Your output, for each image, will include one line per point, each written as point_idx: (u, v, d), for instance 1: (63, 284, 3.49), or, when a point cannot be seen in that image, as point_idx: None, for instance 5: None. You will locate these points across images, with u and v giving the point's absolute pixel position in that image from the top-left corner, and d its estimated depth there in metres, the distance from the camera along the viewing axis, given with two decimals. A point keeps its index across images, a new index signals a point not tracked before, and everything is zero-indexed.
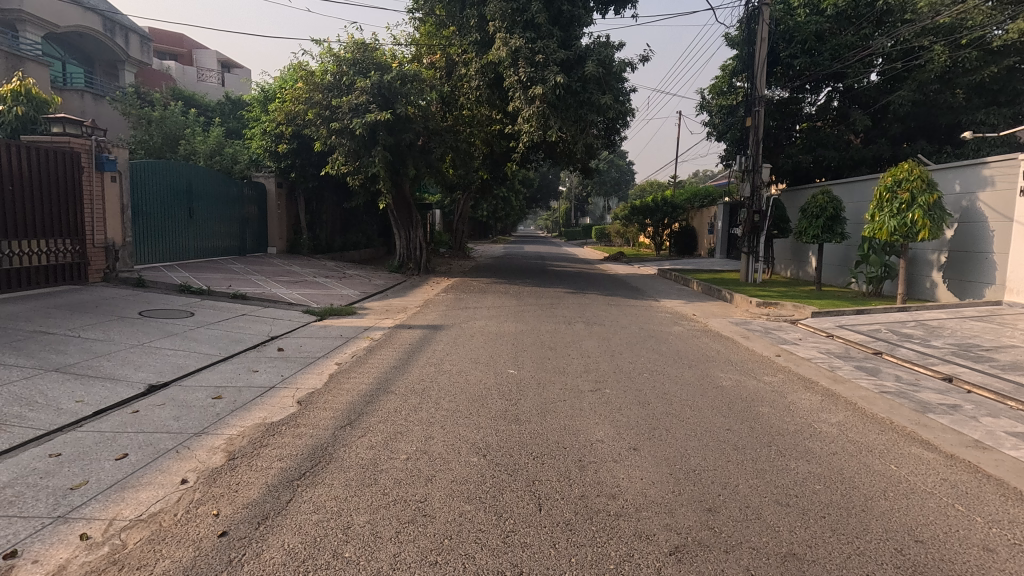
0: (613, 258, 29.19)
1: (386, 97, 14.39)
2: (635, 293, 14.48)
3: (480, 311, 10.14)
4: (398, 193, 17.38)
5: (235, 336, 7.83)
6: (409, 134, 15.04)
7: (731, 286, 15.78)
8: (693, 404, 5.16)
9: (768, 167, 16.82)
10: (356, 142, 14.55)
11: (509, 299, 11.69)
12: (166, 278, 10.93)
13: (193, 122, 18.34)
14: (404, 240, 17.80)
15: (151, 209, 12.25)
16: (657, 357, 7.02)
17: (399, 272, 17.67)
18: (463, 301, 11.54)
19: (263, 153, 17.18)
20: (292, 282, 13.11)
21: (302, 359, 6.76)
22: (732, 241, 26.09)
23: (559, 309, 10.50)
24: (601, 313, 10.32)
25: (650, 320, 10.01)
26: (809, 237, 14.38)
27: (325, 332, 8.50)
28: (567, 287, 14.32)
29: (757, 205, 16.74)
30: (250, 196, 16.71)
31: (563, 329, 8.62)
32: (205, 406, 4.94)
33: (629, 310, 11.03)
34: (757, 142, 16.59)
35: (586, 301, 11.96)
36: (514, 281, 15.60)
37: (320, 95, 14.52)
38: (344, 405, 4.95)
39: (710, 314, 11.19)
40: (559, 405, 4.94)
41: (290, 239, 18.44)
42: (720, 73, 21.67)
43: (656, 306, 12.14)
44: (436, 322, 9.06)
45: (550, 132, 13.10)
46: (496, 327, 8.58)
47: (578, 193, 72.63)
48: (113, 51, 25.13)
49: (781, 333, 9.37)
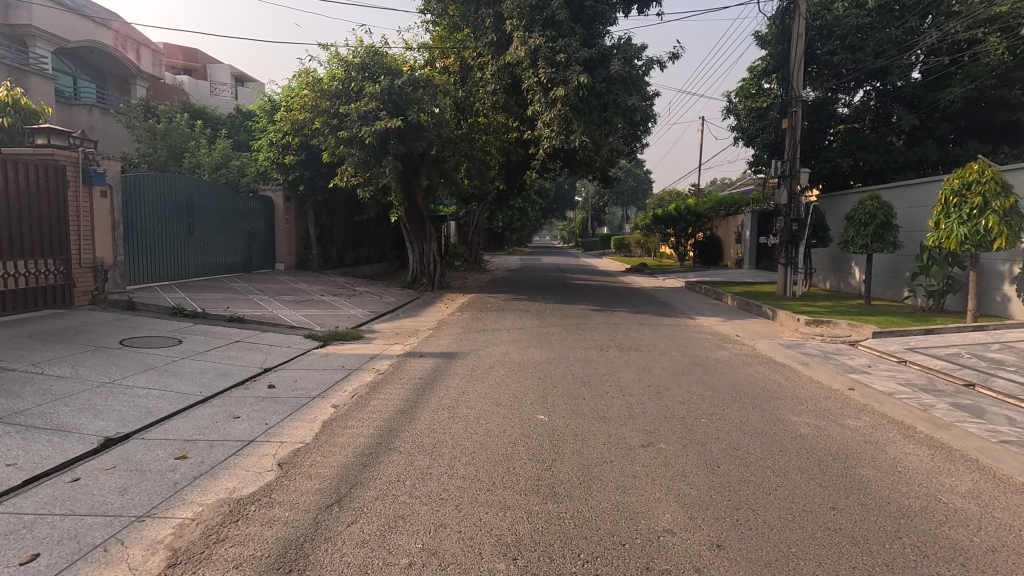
0: (635, 269, 28.02)
1: (397, 104, 13.55)
2: (665, 309, 13.39)
3: (499, 335, 9.13)
4: (410, 204, 16.51)
5: (224, 369, 6.91)
6: (421, 142, 14.15)
7: (769, 301, 14.55)
8: (776, 466, 4.05)
9: (806, 172, 15.61)
10: (366, 151, 13.72)
11: (532, 319, 10.67)
12: (159, 300, 10.13)
13: (199, 134, 17.73)
14: (417, 254, 16.89)
15: (147, 225, 11.48)
16: (711, 393, 5.94)
17: (412, 288, 16.76)
18: (480, 321, 10.55)
19: (270, 165, 16.48)
20: (297, 301, 12.23)
21: (293, 400, 5.78)
22: (762, 251, 24.78)
23: (587, 331, 9.45)
24: (634, 335, 9.26)
25: (691, 343, 8.90)
26: (857, 247, 13.15)
27: (327, 362, 7.55)
28: (592, 304, 13.24)
29: (795, 213, 15.52)
30: (257, 210, 15.97)
31: (595, 356, 7.58)
32: (162, 472, 3.95)
33: (665, 331, 9.93)
34: (794, 144, 15.40)
35: (615, 320, 10.88)
36: (534, 297, 14.55)
37: (328, 103, 13.75)
38: (334, 470, 3.94)
39: (755, 335, 10.04)
40: (605, 471, 3.86)
41: (299, 255, 17.67)
42: (747, 75, 20.54)
43: (692, 325, 11.03)
44: (451, 349, 8.06)
45: (574, 137, 12.12)
46: (520, 355, 7.57)
47: (595, 203, 71.43)
48: (125, 66, 24.85)
49: (844, 359, 8.21)
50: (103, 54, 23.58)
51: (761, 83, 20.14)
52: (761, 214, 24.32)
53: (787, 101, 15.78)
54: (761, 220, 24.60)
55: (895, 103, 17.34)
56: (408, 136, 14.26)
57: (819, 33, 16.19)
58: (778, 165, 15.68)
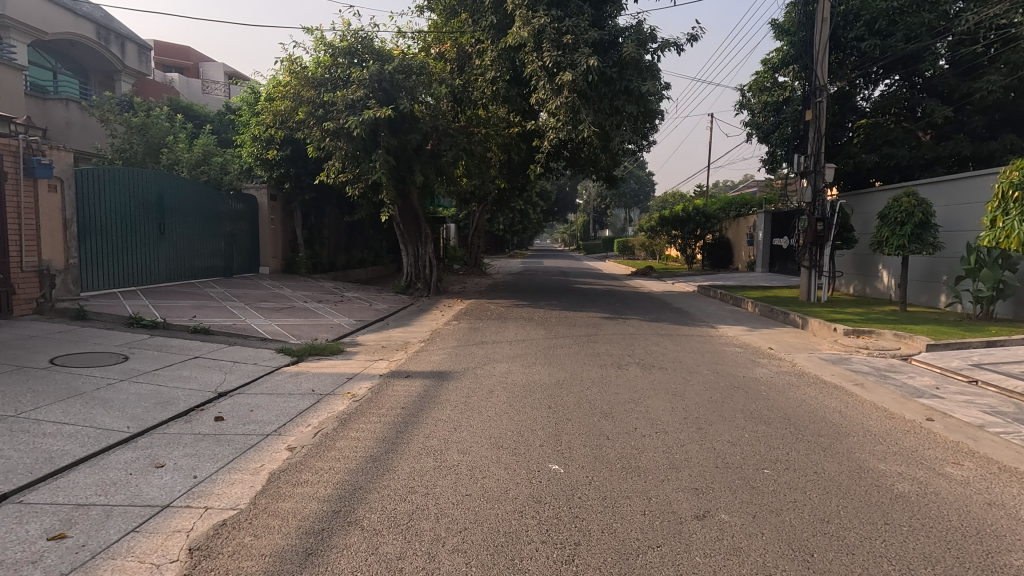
0: (641, 273, 26.82)
1: (388, 93, 12.40)
2: (682, 317, 12.22)
3: (500, 349, 7.96)
4: (405, 204, 15.35)
5: (168, 394, 5.71)
6: (414, 135, 13.00)
7: (794, 307, 13.33)
8: (891, 554, 2.86)
9: (832, 168, 14.45)
10: (355, 144, 12.55)
11: (536, 330, 9.50)
12: (115, 309, 8.96)
13: (180, 130, 16.60)
14: (412, 257, 15.74)
15: (107, 224, 10.32)
16: (766, 430, 4.74)
17: (406, 293, 15.60)
18: (478, 333, 9.38)
19: (254, 161, 15.36)
20: (276, 309, 11.04)
21: (242, 438, 4.59)
22: (775, 253, 23.61)
23: (600, 344, 8.27)
24: (654, 350, 8.09)
25: (721, 359, 7.73)
26: (892, 248, 11.98)
27: (296, 383, 6.36)
28: (602, 311, 12.06)
29: (821, 212, 14.38)
30: (240, 210, 14.83)
31: (613, 377, 6.41)
32: (21, 563, 2.77)
33: (688, 345, 8.75)
34: (819, 138, 14.26)
35: (630, 330, 9.72)
36: (537, 304, 13.38)
37: (313, 92, 12.61)
38: (264, 562, 2.76)
39: (791, 348, 8.86)
40: (653, 568, 2.68)
41: (286, 258, 16.52)
42: (761, 67, 19.46)
43: (716, 336, 9.86)
44: (443, 367, 6.90)
45: (582, 126, 10.97)
46: (526, 376, 6.40)
47: (597, 205, 70.27)
48: (109, 61, 23.71)
49: (902, 378, 7.02)
50: (84, 48, 22.45)
51: (776, 76, 19.04)
52: (775, 214, 23.17)
53: (810, 92, 14.66)
54: (775, 220, 23.45)
55: (924, 94, 16.21)
56: (401, 129, 13.15)
57: (844, 19, 15.21)
58: (801, 160, 14.56)
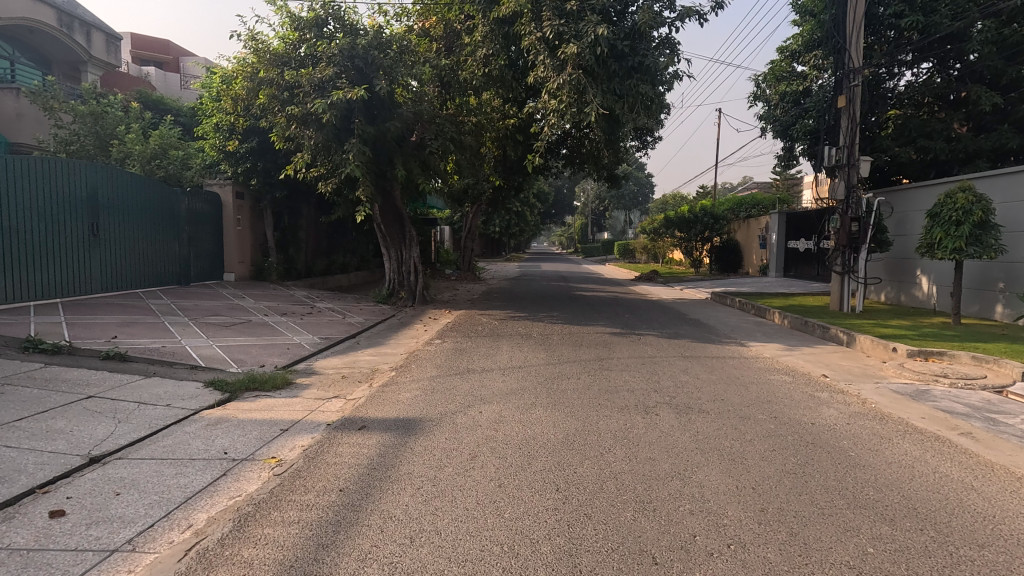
0: (646, 278, 25.20)
1: (362, 72, 10.73)
2: (703, 332, 10.53)
3: (489, 382, 6.25)
4: (386, 202, 13.69)
5: (10, 464, 3.97)
6: (393, 123, 11.35)
7: (829, 319, 11.68)
8: None
9: (868, 160, 12.80)
10: (325, 132, 10.87)
11: (534, 352, 7.81)
12: (15, 328, 7.24)
13: (136, 121, 14.87)
14: (395, 261, 14.04)
15: (13, 226, 8.62)
16: (895, 537, 3.05)
17: (388, 302, 13.89)
18: (464, 356, 7.67)
19: (216, 154, 13.65)
20: (227, 324, 9.32)
21: (67, 560, 2.85)
22: (790, 256, 22.16)
23: (616, 373, 6.59)
24: (685, 382, 6.39)
25: (772, 395, 6.03)
26: (945, 251, 10.35)
27: (206, 439, 4.63)
28: (611, 326, 10.36)
29: (855, 210, 12.74)
30: (200, 209, 13.10)
31: (640, 430, 4.70)
32: None
33: (723, 373, 7.05)
34: (854, 126, 12.61)
35: (649, 351, 8.04)
36: (536, 315, 11.69)
37: (276, 71, 10.92)
38: None
39: (849, 376, 7.20)
40: None
41: (254, 263, 14.80)
42: (776, 55, 17.89)
43: (752, 359, 8.18)
44: (412, 412, 5.20)
45: (588, 108, 9.31)
46: (521, 429, 4.68)
47: (596, 207, 68.58)
48: (74, 51, 21.92)
49: (1016, 423, 5.34)
50: (44, 36, 20.65)
51: (794, 65, 17.48)
52: (791, 215, 21.73)
53: (841, 76, 13.04)
54: (790, 222, 21.87)
55: (963, 81, 14.66)
56: (379, 116, 11.52)
57: None
58: (831, 152, 12.91)
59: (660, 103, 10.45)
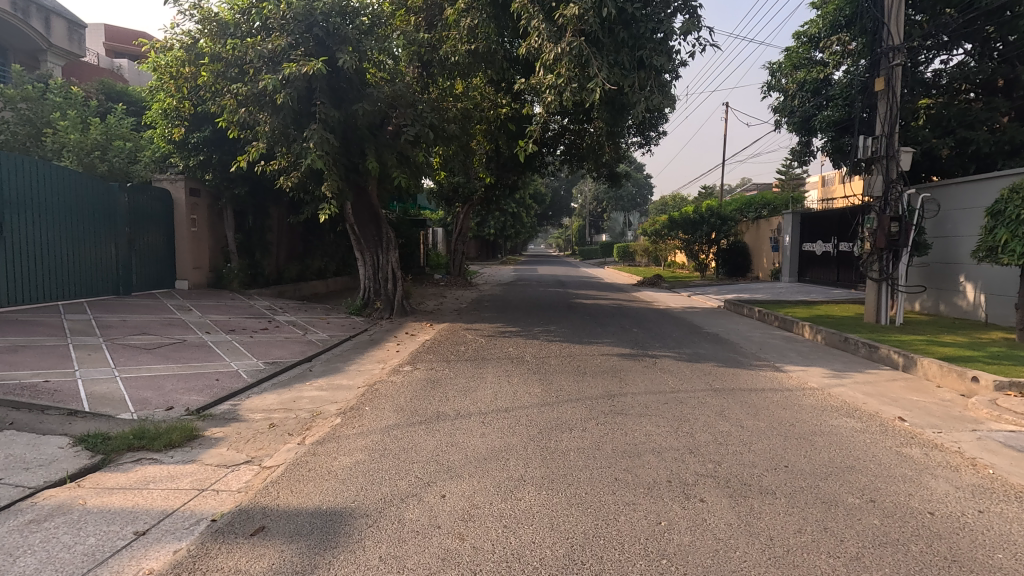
0: (649, 282, 23.61)
1: (322, 44, 9.18)
2: (728, 352, 8.87)
3: (463, 439, 4.59)
4: (360, 198, 12.04)
5: None
6: (361, 105, 9.73)
7: (870, 335, 10.04)
8: None
9: (910, 151, 11.18)
10: (282, 116, 9.25)
11: (525, 386, 6.17)
12: None
13: (79, 108, 13.17)
14: (371, 267, 12.36)
15: None
16: None
17: (362, 314, 12.21)
18: (437, 391, 6.03)
19: (166, 145, 11.96)
20: (153, 346, 7.63)
21: None
22: (805, 259, 20.58)
23: (634, 424, 4.94)
24: (728, 435, 4.74)
25: (850, 456, 4.40)
26: (1012, 255, 8.74)
27: (6, 556, 2.94)
28: (618, 345, 8.71)
29: (892, 210, 11.14)
30: (145, 207, 11.43)
31: (683, 538, 3.04)
32: None
33: (770, 416, 5.42)
34: (893, 112, 11.01)
35: (669, 384, 6.41)
36: (529, 330, 10.03)
37: (221, 45, 9.26)
38: None
39: (932, 418, 5.58)
40: None
41: (212, 269, 13.10)
42: (793, 42, 16.56)
43: (797, 392, 6.54)
44: (344, 496, 3.55)
45: (592, 84, 7.79)
46: (498, 538, 3.03)
47: (593, 208, 67.02)
48: (32, 39, 20.18)
49: None
50: None
51: (814, 51, 16.10)
52: (806, 215, 20.19)
53: (874, 57, 11.47)
54: (805, 222, 20.33)
55: (1011, 64, 13.06)
56: (346, 99, 9.92)
57: None
58: (866, 143, 11.34)
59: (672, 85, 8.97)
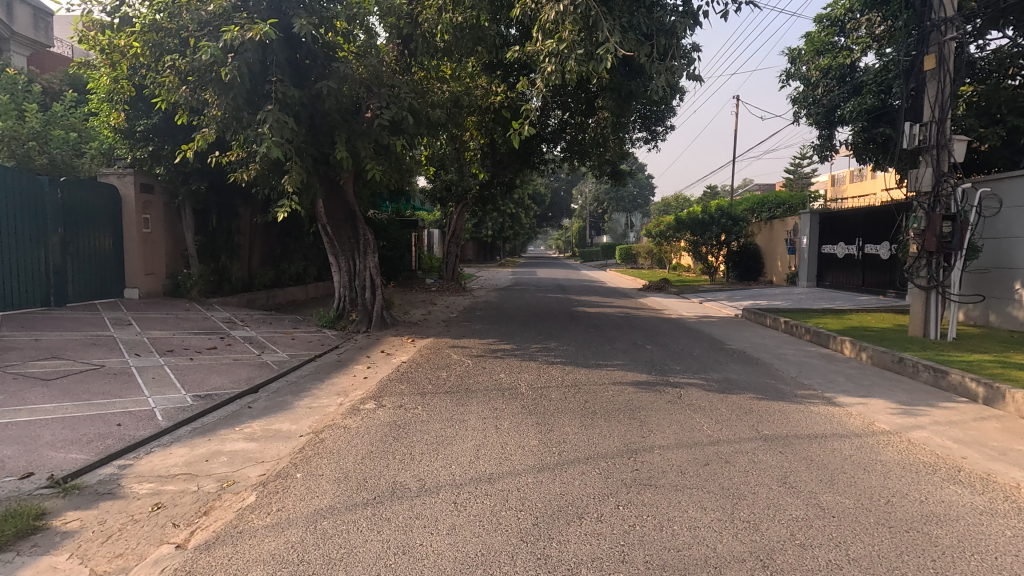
0: (655, 287, 22.13)
1: (276, 8, 7.91)
2: (764, 377, 7.39)
3: (422, 538, 3.12)
4: (334, 195, 10.60)
5: None
6: (326, 82, 8.29)
7: (926, 353, 8.56)
8: None
9: (963, 139, 9.72)
10: (232, 95, 7.82)
11: (517, 438, 4.69)
12: None
13: (19, 94, 11.69)
14: (345, 273, 10.87)
15: None
16: None
17: (335, 326, 10.72)
18: (399, 444, 4.54)
19: (112, 134, 10.50)
20: (56, 375, 6.12)
21: None
22: (823, 262, 19.11)
23: (670, 510, 3.45)
24: (808, 530, 3.26)
25: (1002, 571, 2.91)
26: None
27: None
28: (632, 370, 7.23)
29: (944, 207, 9.67)
30: (86, 204, 9.98)
31: None
32: None
33: (854, 485, 3.94)
34: (944, 93, 9.54)
35: (703, 433, 4.92)
36: (524, 349, 8.57)
37: (159, 12, 7.85)
38: None
39: None
40: None
41: (169, 275, 11.60)
42: (815, 25, 15.16)
43: (870, 439, 5.06)
44: None
45: (601, 50, 6.37)
46: None
47: (594, 209, 65.57)
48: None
49: None
50: None
51: (838, 35, 14.71)
52: (826, 216, 18.75)
53: (919, 33, 10.04)
54: (824, 222, 18.89)
55: None
56: (310, 77, 8.60)
57: None
58: (913, 130, 9.87)
59: (691, 59, 7.62)
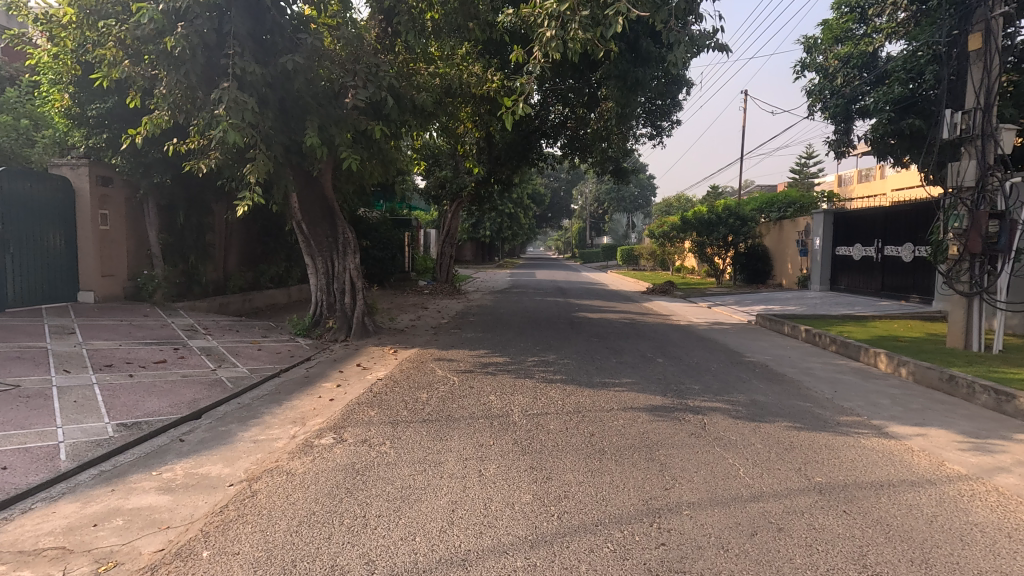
0: (659, 290, 21.11)
1: None
2: (796, 398, 6.36)
3: None
4: (310, 189, 9.56)
5: None
6: (293, 57, 7.24)
7: (976, 369, 7.52)
8: None
9: (1012, 128, 8.69)
10: (184, 71, 6.78)
11: (506, 491, 3.66)
12: None
13: None
14: (322, 276, 9.82)
15: None
16: None
17: (310, 335, 9.67)
18: (353, 502, 3.50)
19: (64, 119, 9.47)
20: None
21: None
22: (838, 265, 18.11)
23: None
24: None
25: None
26: None
27: None
28: (643, 390, 6.22)
29: (989, 205, 8.67)
30: (31, 197, 8.94)
31: None
32: None
33: (961, 570, 2.91)
34: (993, 76, 8.50)
35: (741, 483, 3.88)
36: (519, 362, 7.56)
37: None
38: None
39: None
40: None
41: (130, 276, 10.54)
42: (832, 12, 14.18)
43: (951, 490, 4.01)
44: None
45: (611, 13, 5.41)
46: None
47: (594, 210, 64.57)
48: None
49: None
50: None
51: (858, 22, 13.76)
52: (842, 216, 17.75)
53: (961, 10, 9.01)
54: (839, 223, 17.89)
55: None
56: (276, 54, 7.57)
57: None
58: (954, 118, 8.85)
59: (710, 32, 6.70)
